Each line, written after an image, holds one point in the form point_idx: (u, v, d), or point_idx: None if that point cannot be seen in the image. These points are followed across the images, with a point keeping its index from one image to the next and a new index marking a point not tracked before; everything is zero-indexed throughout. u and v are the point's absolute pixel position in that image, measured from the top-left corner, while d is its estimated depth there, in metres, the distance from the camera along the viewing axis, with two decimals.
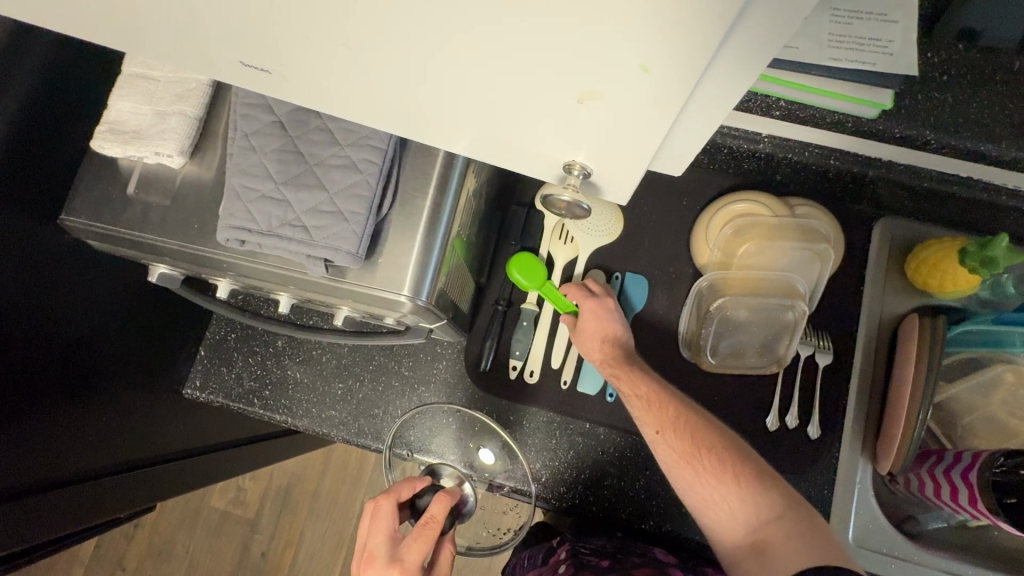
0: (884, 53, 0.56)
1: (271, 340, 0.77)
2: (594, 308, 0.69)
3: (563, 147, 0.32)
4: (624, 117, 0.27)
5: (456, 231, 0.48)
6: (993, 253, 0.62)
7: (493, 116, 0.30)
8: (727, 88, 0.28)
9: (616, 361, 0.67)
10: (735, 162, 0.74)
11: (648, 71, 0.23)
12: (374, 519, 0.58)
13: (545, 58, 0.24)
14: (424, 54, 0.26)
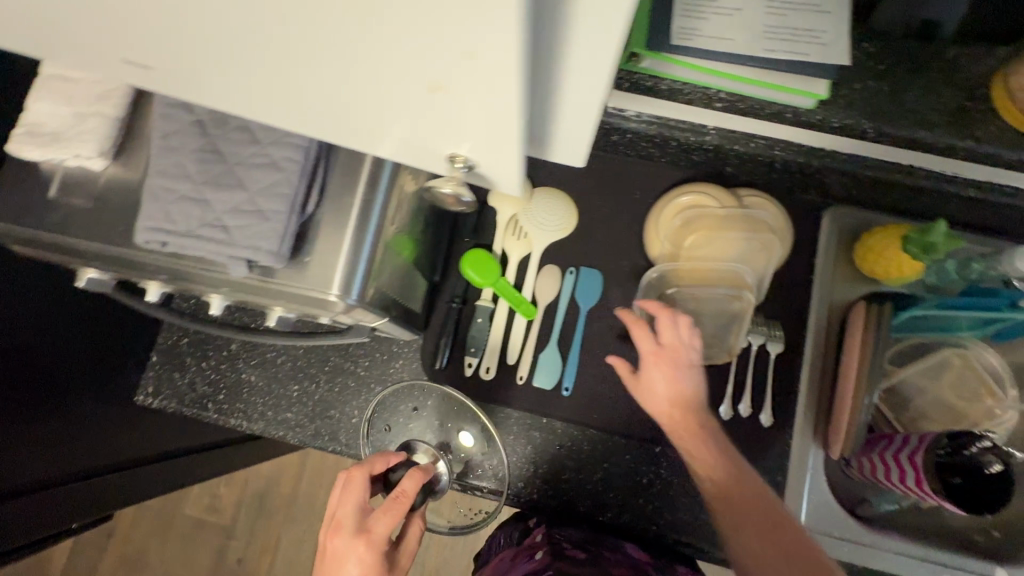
0: (817, 43, 0.57)
1: (224, 343, 0.76)
2: (659, 361, 0.62)
3: (440, 140, 0.33)
4: (478, 107, 0.27)
5: (389, 229, 0.48)
6: (933, 240, 0.63)
7: (367, 113, 0.31)
8: (591, 69, 0.28)
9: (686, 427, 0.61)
10: (686, 154, 0.75)
11: (474, 60, 0.23)
12: (343, 490, 0.56)
13: (378, 51, 0.24)
14: (271, 51, 0.26)
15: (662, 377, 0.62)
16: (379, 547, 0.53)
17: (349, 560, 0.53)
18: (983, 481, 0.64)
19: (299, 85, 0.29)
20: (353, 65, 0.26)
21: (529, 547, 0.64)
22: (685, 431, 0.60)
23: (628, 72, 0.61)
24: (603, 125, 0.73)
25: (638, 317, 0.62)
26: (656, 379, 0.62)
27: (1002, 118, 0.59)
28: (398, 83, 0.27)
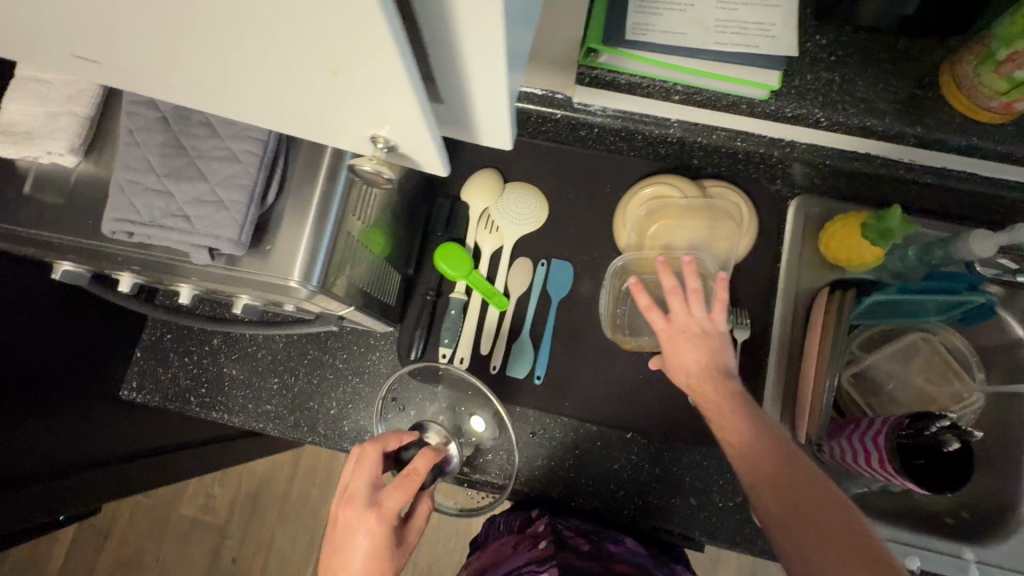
0: (766, 36, 0.59)
1: (206, 338, 0.78)
2: (670, 338, 0.61)
3: (354, 122, 0.34)
4: (374, 86, 0.29)
5: (351, 219, 0.50)
6: (890, 225, 0.65)
7: (284, 94, 0.32)
8: (495, 102, 0.30)
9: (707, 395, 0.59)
10: (653, 147, 0.77)
11: (356, 36, 0.24)
12: (357, 466, 0.58)
13: (270, 30, 0.25)
14: (175, 34, 0.27)
15: (677, 355, 0.61)
16: (390, 521, 0.55)
17: (361, 530, 0.55)
18: (947, 465, 0.65)
19: (214, 69, 0.30)
20: (251, 43, 0.27)
21: (531, 536, 0.70)
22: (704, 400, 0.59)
23: (586, 69, 0.63)
24: (571, 120, 0.75)
25: (646, 298, 0.61)
26: (673, 356, 0.61)
27: (949, 105, 0.61)
28: (294, 58, 0.28)
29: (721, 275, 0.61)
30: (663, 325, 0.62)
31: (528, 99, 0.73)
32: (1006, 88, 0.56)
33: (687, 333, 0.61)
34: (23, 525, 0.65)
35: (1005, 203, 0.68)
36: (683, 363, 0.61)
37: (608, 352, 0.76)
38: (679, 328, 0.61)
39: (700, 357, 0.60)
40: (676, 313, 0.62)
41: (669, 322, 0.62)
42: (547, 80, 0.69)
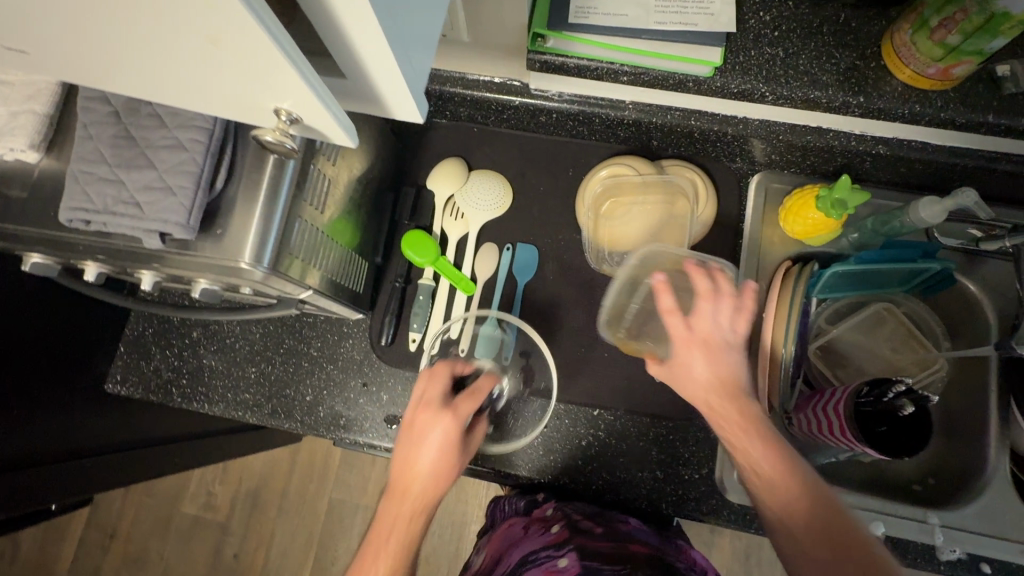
0: (706, 13, 0.61)
1: (185, 332, 0.80)
2: (689, 347, 0.57)
3: (246, 104, 0.32)
4: (253, 66, 0.28)
5: (301, 203, 0.52)
6: (841, 195, 0.66)
7: (171, 77, 0.31)
8: (383, 65, 0.30)
9: (721, 401, 0.56)
10: (612, 130, 0.78)
11: (216, 10, 0.23)
12: (431, 377, 0.64)
13: (128, 8, 0.24)
14: (38, 11, 0.26)
15: (696, 367, 0.57)
16: (462, 421, 0.61)
17: (437, 430, 0.61)
18: (907, 428, 0.66)
19: (108, 62, 0.31)
20: (116, 22, 0.26)
21: (541, 520, 0.71)
22: (714, 404, 0.56)
23: (535, 54, 0.65)
24: (530, 107, 0.77)
25: (669, 299, 0.56)
26: (691, 368, 0.57)
27: (892, 74, 0.62)
28: (172, 49, 0.27)
29: (749, 284, 0.58)
30: (682, 330, 0.58)
31: (486, 87, 0.75)
32: (941, 54, 0.57)
33: (710, 344, 0.57)
34: (19, 510, 0.69)
35: (957, 170, 0.69)
36: (701, 377, 0.57)
37: (574, 331, 0.77)
38: (701, 339, 0.57)
39: (718, 370, 0.56)
40: (699, 324, 0.58)
41: (692, 332, 0.58)
42: (502, 68, 0.71)
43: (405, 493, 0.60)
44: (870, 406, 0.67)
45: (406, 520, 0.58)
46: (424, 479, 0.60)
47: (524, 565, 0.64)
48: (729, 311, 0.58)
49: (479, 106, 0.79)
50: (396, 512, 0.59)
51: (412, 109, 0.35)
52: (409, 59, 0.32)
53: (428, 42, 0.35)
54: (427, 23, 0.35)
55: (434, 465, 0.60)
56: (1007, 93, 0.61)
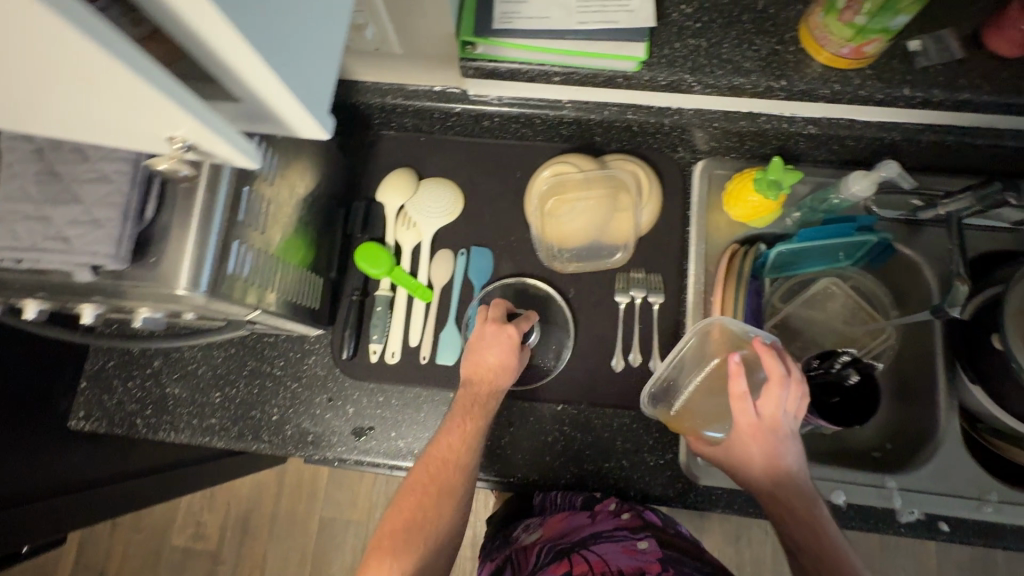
0: (625, 11, 0.64)
1: (147, 362, 0.80)
2: (756, 434, 0.59)
3: (138, 138, 0.33)
4: (129, 102, 0.28)
5: (238, 223, 0.53)
6: (774, 176, 0.69)
7: (53, 118, 0.31)
8: (265, 85, 0.31)
9: (779, 487, 0.58)
10: (555, 130, 0.80)
11: (68, 54, 0.24)
12: (491, 305, 0.73)
13: None
14: None
15: (763, 454, 0.59)
16: (519, 330, 0.70)
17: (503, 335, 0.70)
18: (857, 398, 0.68)
19: None
20: None
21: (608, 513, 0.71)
22: (772, 487, 0.58)
23: (467, 62, 0.67)
24: (471, 112, 0.78)
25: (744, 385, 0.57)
26: (758, 457, 0.59)
27: (812, 57, 0.64)
28: (42, 93, 0.28)
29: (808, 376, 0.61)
30: (752, 415, 0.59)
31: (427, 96, 0.76)
32: (851, 34, 0.59)
33: (776, 430, 0.59)
34: None
35: (884, 144, 0.72)
36: (768, 463, 0.59)
37: (568, 330, 0.78)
38: (769, 426, 0.58)
39: (779, 459, 0.58)
40: (767, 409, 0.59)
41: (760, 418, 0.59)
42: (439, 76, 0.72)
43: (479, 384, 0.69)
44: (822, 380, 0.69)
45: (480, 400, 0.68)
46: (494, 374, 0.69)
47: (597, 540, 0.67)
48: (796, 395, 0.59)
49: (423, 115, 0.80)
50: (475, 393, 0.69)
51: (310, 121, 0.36)
52: (294, 74, 0.33)
53: (323, 61, 0.37)
54: (318, 35, 0.35)
55: (502, 364, 0.69)
56: (920, 66, 0.63)
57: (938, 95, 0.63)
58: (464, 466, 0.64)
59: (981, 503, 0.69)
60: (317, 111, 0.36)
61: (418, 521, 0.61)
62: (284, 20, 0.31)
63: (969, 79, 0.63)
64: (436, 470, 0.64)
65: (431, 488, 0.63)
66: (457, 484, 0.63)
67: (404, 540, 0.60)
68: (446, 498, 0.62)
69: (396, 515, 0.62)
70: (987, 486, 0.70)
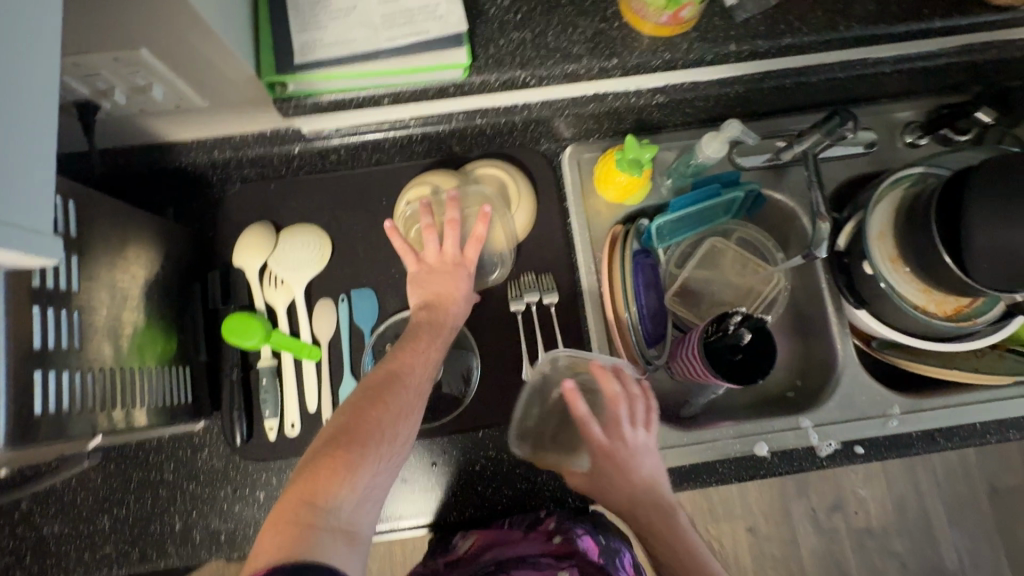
0: (436, 18, 0.60)
1: (11, 507, 0.70)
2: (610, 456, 0.60)
3: None
4: None
5: (35, 353, 0.45)
6: (635, 153, 0.69)
7: None
8: None
9: (644, 507, 0.59)
10: (409, 149, 0.75)
11: None
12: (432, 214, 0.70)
13: None
14: None
15: (617, 472, 0.60)
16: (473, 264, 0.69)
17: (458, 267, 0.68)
18: (758, 354, 0.68)
19: None
20: None
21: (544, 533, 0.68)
22: (637, 508, 0.59)
23: (282, 102, 0.61)
24: (314, 151, 0.72)
25: (586, 411, 0.57)
26: (614, 476, 0.60)
27: (638, 31, 0.63)
28: None
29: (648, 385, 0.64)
30: (604, 440, 0.60)
31: (257, 142, 0.69)
32: (664, 3, 0.57)
33: (626, 450, 0.60)
34: None
35: (730, 98, 0.72)
36: (623, 482, 0.59)
37: (475, 353, 0.75)
38: (620, 445, 0.60)
39: (636, 477, 0.59)
40: (615, 429, 0.60)
41: (610, 440, 0.60)
42: (261, 118, 0.66)
43: (435, 312, 0.65)
44: (724, 343, 0.69)
45: (437, 325, 0.65)
46: (452, 300, 0.66)
47: (519, 565, 0.64)
48: (638, 410, 0.61)
49: (262, 162, 0.73)
50: (432, 319, 0.65)
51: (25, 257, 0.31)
52: None
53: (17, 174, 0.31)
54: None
55: (455, 296, 0.66)
56: (740, 20, 0.64)
57: (762, 46, 0.64)
58: (421, 384, 0.59)
59: (886, 419, 0.73)
60: (28, 242, 0.31)
61: (371, 426, 0.52)
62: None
63: (788, 23, 0.64)
64: (391, 383, 0.56)
65: (384, 399, 0.55)
66: (405, 395, 0.56)
67: (349, 450, 0.49)
68: (403, 410, 0.55)
69: (338, 427, 0.51)
70: (889, 402, 0.73)
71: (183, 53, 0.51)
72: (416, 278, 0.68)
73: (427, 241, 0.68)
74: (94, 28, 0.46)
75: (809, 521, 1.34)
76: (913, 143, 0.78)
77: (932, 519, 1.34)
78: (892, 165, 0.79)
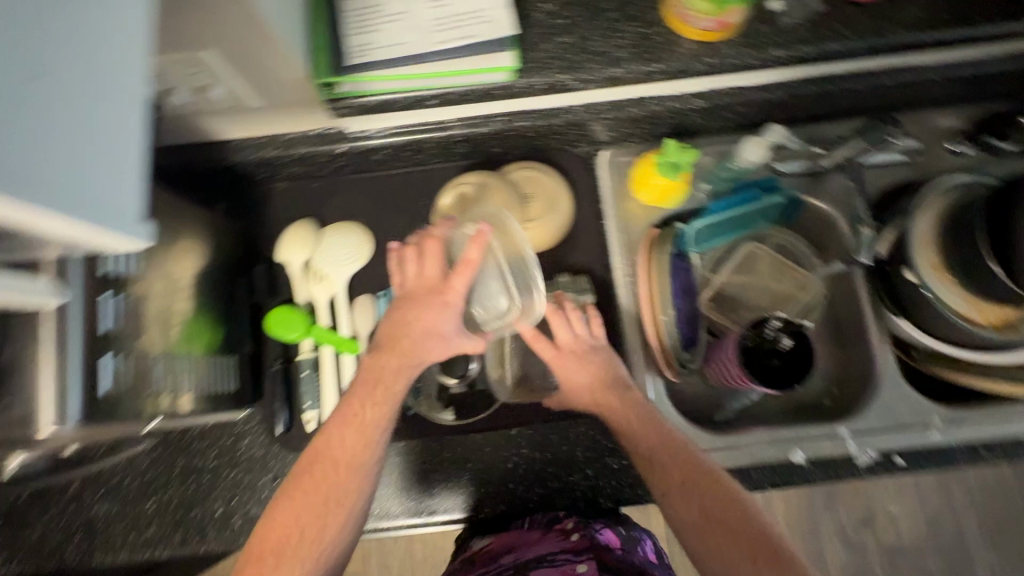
0: (485, 22, 0.62)
1: (63, 487, 0.73)
2: (561, 362, 0.69)
3: None
4: None
5: (103, 338, 0.47)
6: (675, 157, 0.70)
7: None
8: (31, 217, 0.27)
9: (603, 394, 0.66)
10: (449, 150, 0.77)
11: None
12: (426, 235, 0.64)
13: None
14: None
15: (570, 378, 0.68)
16: (456, 295, 0.61)
17: (438, 296, 0.61)
18: (796, 360, 0.68)
19: None
20: None
21: (560, 529, 0.69)
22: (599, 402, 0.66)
23: (335, 102, 0.63)
24: (359, 150, 0.74)
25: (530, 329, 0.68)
26: (567, 381, 0.68)
27: (680, 35, 0.63)
28: None
29: (587, 305, 0.74)
30: (552, 349, 0.69)
31: (306, 141, 0.72)
32: (711, 8, 0.58)
33: (575, 351, 0.69)
34: None
35: (770, 104, 0.72)
36: (578, 384, 0.68)
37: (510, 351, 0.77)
38: (568, 350, 0.69)
39: (587, 376, 0.68)
40: (561, 337, 0.69)
41: (557, 347, 0.69)
42: (311, 118, 0.68)
43: (392, 353, 0.60)
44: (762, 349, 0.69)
45: (387, 378, 0.60)
46: (426, 336, 0.60)
47: (541, 564, 0.65)
48: (578, 320, 0.70)
49: (308, 161, 0.76)
50: (381, 366, 0.60)
51: (85, 227, 0.30)
52: (71, 193, 0.29)
53: (110, 157, 0.32)
54: (91, 134, 0.31)
55: (432, 334, 0.61)
56: (783, 25, 0.64)
57: (805, 51, 0.64)
58: (360, 464, 0.57)
59: (926, 430, 0.71)
60: (93, 213, 0.30)
61: (296, 526, 0.55)
62: (21, 140, 0.27)
63: (833, 29, 0.64)
64: (324, 469, 0.56)
65: (316, 490, 0.56)
66: (345, 486, 0.56)
67: (277, 561, 0.54)
68: (332, 498, 0.56)
69: (272, 524, 0.55)
70: (930, 412, 0.72)
71: (247, 53, 0.54)
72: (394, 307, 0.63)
73: (411, 267, 0.63)
74: (167, 29, 0.49)
75: (837, 537, 1.31)
76: (956, 150, 0.77)
77: (967, 539, 1.30)
78: (934, 173, 0.78)
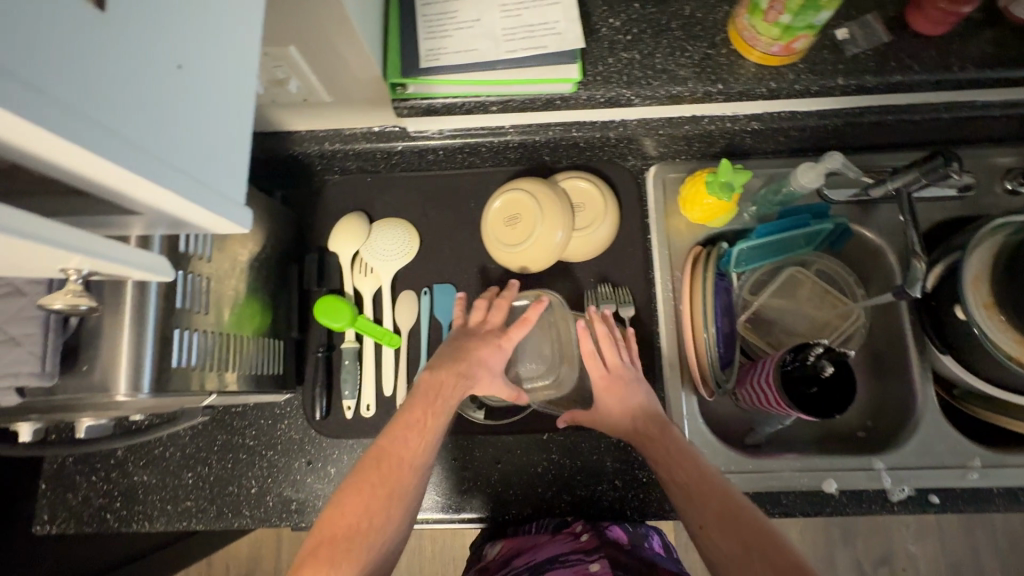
0: (554, 34, 0.63)
1: (109, 453, 0.76)
2: (607, 386, 0.69)
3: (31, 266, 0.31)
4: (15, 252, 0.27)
5: (173, 313, 0.50)
6: (726, 177, 0.69)
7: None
8: (153, 196, 0.29)
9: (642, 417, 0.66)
10: (502, 155, 0.79)
11: None
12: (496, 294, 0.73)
13: None
14: None
15: (613, 399, 0.68)
16: (510, 344, 0.68)
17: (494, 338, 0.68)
18: (835, 389, 0.67)
19: None
20: None
21: (568, 530, 0.68)
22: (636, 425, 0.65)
23: (399, 102, 0.66)
24: (415, 149, 0.76)
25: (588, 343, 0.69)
26: (608, 400, 0.68)
27: (743, 58, 0.64)
28: None
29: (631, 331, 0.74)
30: (602, 370, 0.69)
31: (365, 137, 0.74)
32: (778, 33, 0.58)
33: (622, 380, 0.69)
34: None
35: (826, 131, 0.72)
36: (615, 404, 0.67)
37: None
38: (615, 374, 0.69)
39: (625, 405, 0.67)
40: (610, 360, 0.70)
41: (607, 367, 0.69)
42: (374, 116, 0.70)
43: (450, 373, 0.64)
44: (800, 374, 0.68)
45: (444, 393, 0.62)
46: (478, 368, 0.65)
47: (553, 566, 0.63)
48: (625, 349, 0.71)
49: (364, 157, 0.78)
50: (440, 381, 0.63)
51: (179, 204, 0.30)
52: (189, 176, 0.31)
53: (222, 146, 0.34)
54: (208, 121, 0.32)
55: (485, 369, 0.66)
56: (848, 55, 0.64)
57: (870, 81, 0.64)
58: (418, 464, 0.58)
59: (965, 471, 0.70)
60: (205, 197, 0.32)
61: (354, 520, 0.54)
62: (156, 122, 0.29)
63: (899, 61, 0.64)
64: (390, 464, 0.57)
65: (376, 487, 0.56)
66: (407, 484, 0.57)
67: (348, 547, 0.52)
68: (388, 498, 0.55)
69: (338, 512, 0.54)
70: (971, 453, 0.71)
71: (326, 51, 0.56)
72: (455, 336, 0.69)
73: (477, 311, 0.71)
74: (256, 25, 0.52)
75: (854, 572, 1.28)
76: (1014, 190, 0.75)
77: None
78: (989, 211, 0.77)
